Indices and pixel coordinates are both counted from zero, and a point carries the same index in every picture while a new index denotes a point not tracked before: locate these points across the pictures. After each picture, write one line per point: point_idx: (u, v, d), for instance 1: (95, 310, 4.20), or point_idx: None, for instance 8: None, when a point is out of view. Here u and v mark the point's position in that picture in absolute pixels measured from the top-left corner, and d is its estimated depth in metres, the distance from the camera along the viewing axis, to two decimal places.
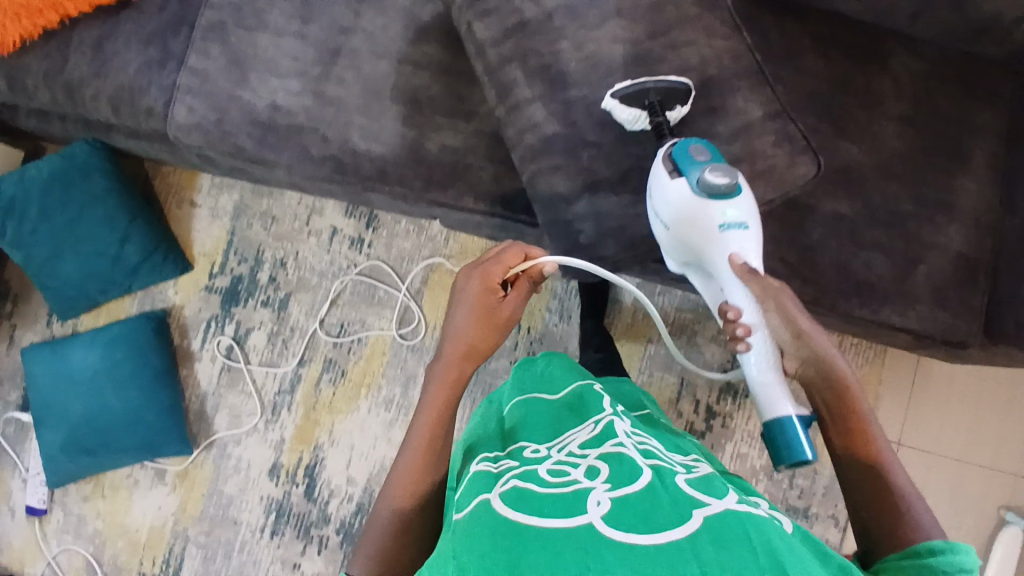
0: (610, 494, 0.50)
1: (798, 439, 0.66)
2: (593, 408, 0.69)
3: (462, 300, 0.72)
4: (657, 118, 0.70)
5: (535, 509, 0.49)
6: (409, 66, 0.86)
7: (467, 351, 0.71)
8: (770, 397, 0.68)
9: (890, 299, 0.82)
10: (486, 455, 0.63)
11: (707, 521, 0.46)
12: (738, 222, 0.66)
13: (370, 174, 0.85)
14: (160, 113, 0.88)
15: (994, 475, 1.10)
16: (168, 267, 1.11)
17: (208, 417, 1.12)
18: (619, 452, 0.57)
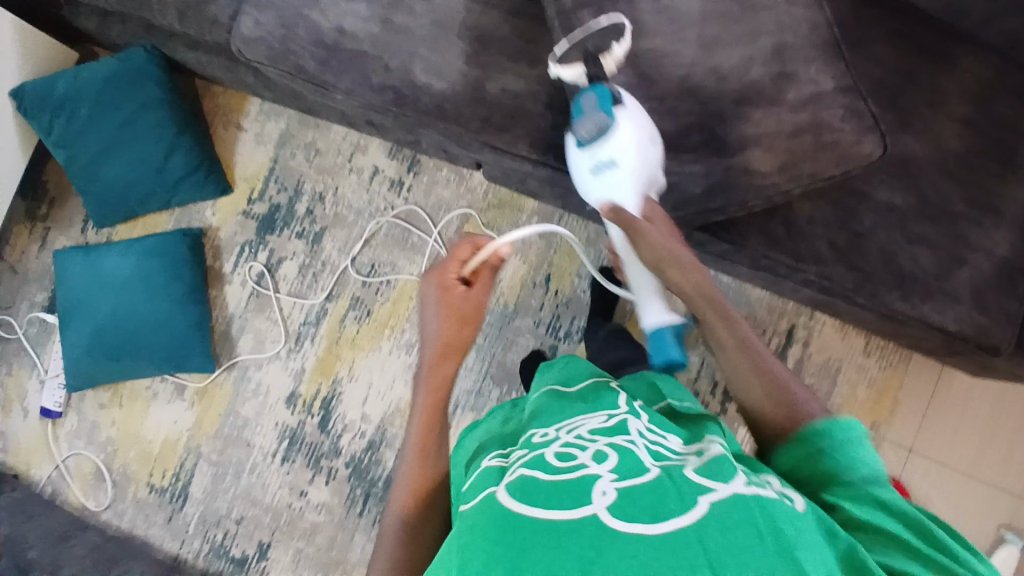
0: (617, 484, 0.45)
1: (667, 341, 0.67)
2: (607, 402, 0.62)
3: (426, 305, 0.69)
4: (595, 69, 0.69)
5: (538, 497, 0.45)
6: (479, 5, 0.85)
7: (442, 351, 0.68)
8: (645, 305, 0.70)
9: (932, 295, 0.81)
10: (498, 451, 0.59)
11: (714, 509, 0.42)
12: (611, 166, 0.65)
13: (428, 109, 0.85)
14: (226, 24, 0.89)
15: (997, 494, 1.06)
16: (209, 186, 1.11)
17: (232, 338, 1.13)
18: (631, 449, 0.51)
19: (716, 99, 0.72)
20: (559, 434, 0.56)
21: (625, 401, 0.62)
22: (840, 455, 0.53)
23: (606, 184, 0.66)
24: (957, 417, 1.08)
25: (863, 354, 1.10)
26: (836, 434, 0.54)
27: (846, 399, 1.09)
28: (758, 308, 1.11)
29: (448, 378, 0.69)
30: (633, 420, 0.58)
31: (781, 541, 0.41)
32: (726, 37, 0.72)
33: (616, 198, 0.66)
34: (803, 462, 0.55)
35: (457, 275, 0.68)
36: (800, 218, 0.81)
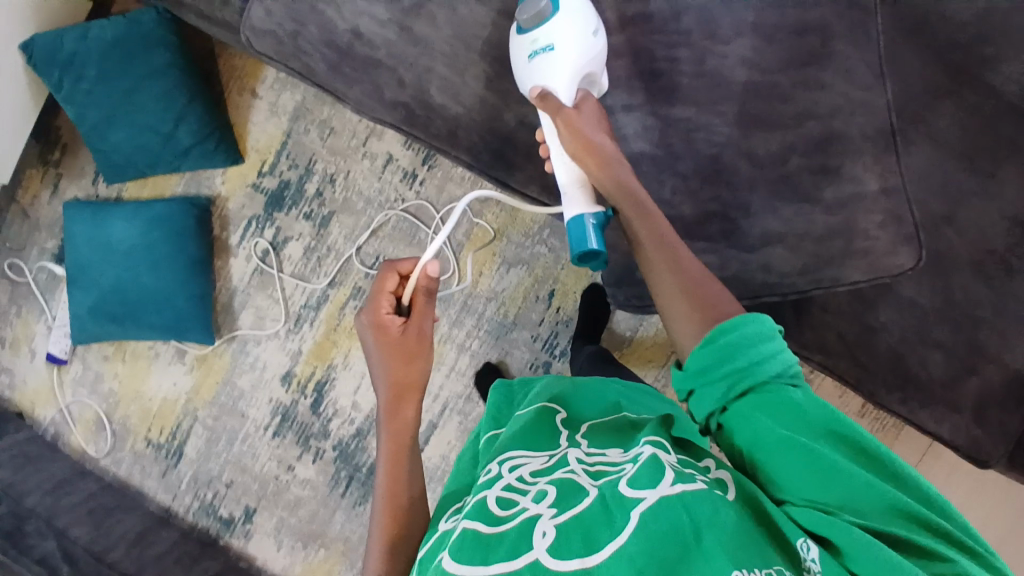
0: (557, 520, 0.46)
1: (585, 229, 0.59)
2: (551, 435, 0.61)
3: (368, 354, 0.65)
4: None
5: (480, 554, 0.43)
6: (508, 20, 0.77)
7: (394, 391, 0.63)
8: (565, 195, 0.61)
9: (932, 402, 0.77)
10: (453, 505, 0.57)
11: (643, 521, 0.44)
12: (546, 49, 0.61)
13: (439, 133, 0.80)
14: (237, 5, 0.83)
15: None
16: (218, 157, 1.08)
17: (234, 312, 1.14)
18: (570, 479, 0.51)
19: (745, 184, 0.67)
20: (501, 470, 0.56)
21: (567, 433, 0.62)
22: (750, 353, 0.50)
23: (540, 67, 0.62)
24: (937, 490, 1.06)
25: (857, 414, 1.08)
26: (747, 331, 0.51)
27: None
28: None
29: (410, 418, 0.64)
30: (575, 449, 0.58)
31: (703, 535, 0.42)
32: (767, 116, 0.66)
33: (543, 83, 0.62)
34: (709, 362, 0.52)
35: (388, 310, 0.65)
36: (813, 304, 0.79)
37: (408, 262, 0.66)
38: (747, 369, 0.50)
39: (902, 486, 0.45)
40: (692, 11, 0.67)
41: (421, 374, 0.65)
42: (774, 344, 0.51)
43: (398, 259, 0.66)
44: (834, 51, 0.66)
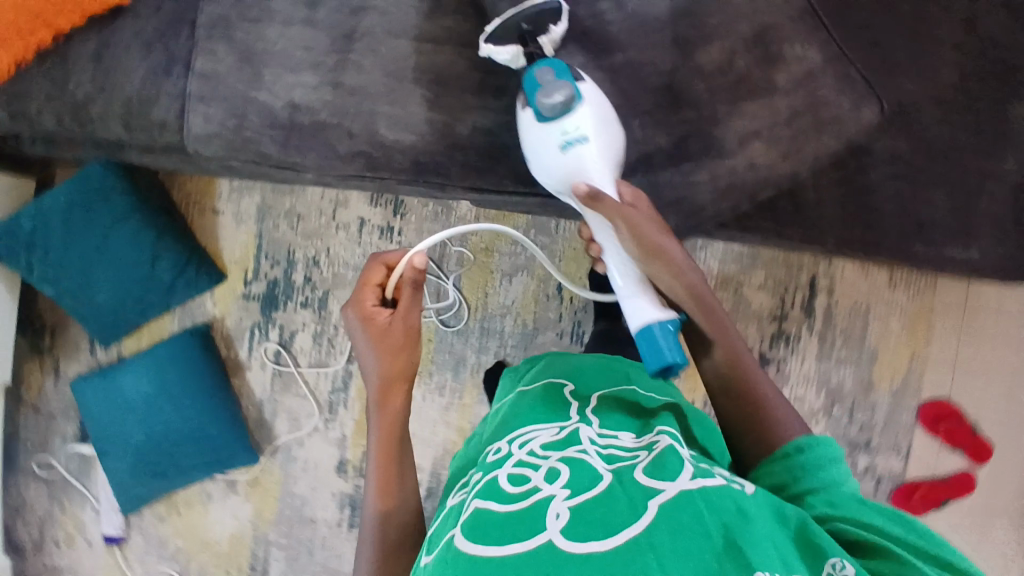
0: (568, 502, 0.51)
1: (661, 345, 0.62)
2: (560, 409, 0.66)
3: (358, 345, 0.68)
4: (530, 48, 0.65)
5: (495, 535, 0.50)
6: (429, 44, 0.80)
7: (383, 384, 0.68)
8: (632, 308, 0.64)
9: (954, 234, 0.80)
10: (459, 485, 0.64)
11: (660, 512, 0.49)
12: (583, 141, 0.63)
13: (404, 167, 0.81)
14: (174, 124, 0.85)
15: None
16: (202, 281, 1.10)
17: (268, 423, 1.12)
18: (581, 458, 0.56)
19: (707, 99, 0.68)
20: (511, 450, 0.61)
21: (576, 408, 0.67)
22: (821, 475, 0.59)
23: (578, 159, 0.63)
24: (992, 328, 1.12)
25: (890, 288, 1.12)
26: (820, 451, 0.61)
27: (881, 337, 1.13)
28: (776, 267, 1.12)
29: (399, 410, 0.69)
30: (584, 424, 0.63)
31: (722, 530, 0.47)
32: (701, 34, 0.68)
33: (586, 176, 0.63)
34: (785, 478, 0.61)
35: (374, 303, 0.67)
36: (805, 191, 0.79)
37: (393, 256, 0.68)
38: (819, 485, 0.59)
39: (931, 560, 0.51)
40: None
41: (410, 362, 0.68)
42: (836, 469, 0.60)
43: (384, 251, 0.68)
44: None
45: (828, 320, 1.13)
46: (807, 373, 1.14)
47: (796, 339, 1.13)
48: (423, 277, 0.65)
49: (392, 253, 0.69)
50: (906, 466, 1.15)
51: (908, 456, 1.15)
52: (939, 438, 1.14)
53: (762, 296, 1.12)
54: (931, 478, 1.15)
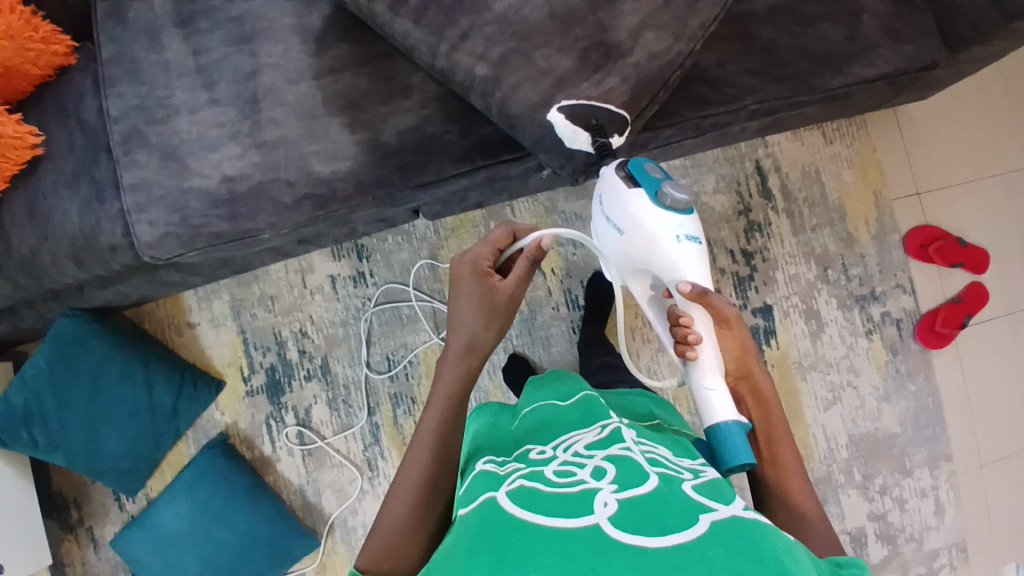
0: (618, 494, 0.49)
1: (741, 446, 0.62)
2: (599, 412, 0.68)
3: (460, 293, 0.70)
4: (599, 140, 0.74)
5: (545, 508, 0.48)
6: (327, 77, 0.84)
7: (468, 346, 0.69)
8: (715, 402, 0.65)
9: (856, 57, 0.85)
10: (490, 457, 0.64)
11: (714, 527, 0.45)
12: (694, 242, 0.67)
13: (349, 192, 0.84)
14: (124, 243, 0.87)
15: (1008, 175, 1.18)
16: (203, 393, 1.09)
17: (316, 506, 1.09)
18: (626, 455, 0.55)
19: (591, 12, 0.72)
20: (556, 452, 0.60)
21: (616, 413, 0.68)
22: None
23: (687, 256, 0.67)
24: (935, 142, 1.18)
25: (828, 144, 1.18)
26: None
27: (840, 190, 1.17)
28: (720, 166, 1.17)
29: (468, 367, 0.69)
30: (625, 427, 0.62)
31: (780, 565, 0.42)
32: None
33: (694, 274, 0.66)
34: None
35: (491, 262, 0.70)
36: (709, 66, 0.85)
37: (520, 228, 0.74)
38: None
39: None
40: None
41: (490, 339, 0.70)
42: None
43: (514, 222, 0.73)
44: None
45: (788, 194, 1.17)
46: (791, 251, 1.16)
47: (768, 224, 1.17)
48: (540, 256, 0.71)
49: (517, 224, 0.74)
50: (917, 299, 1.17)
51: (916, 290, 1.17)
52: (935, 262, 1.16)
53: (721, 198, 1.17)
54: (945, 301, 1.17)
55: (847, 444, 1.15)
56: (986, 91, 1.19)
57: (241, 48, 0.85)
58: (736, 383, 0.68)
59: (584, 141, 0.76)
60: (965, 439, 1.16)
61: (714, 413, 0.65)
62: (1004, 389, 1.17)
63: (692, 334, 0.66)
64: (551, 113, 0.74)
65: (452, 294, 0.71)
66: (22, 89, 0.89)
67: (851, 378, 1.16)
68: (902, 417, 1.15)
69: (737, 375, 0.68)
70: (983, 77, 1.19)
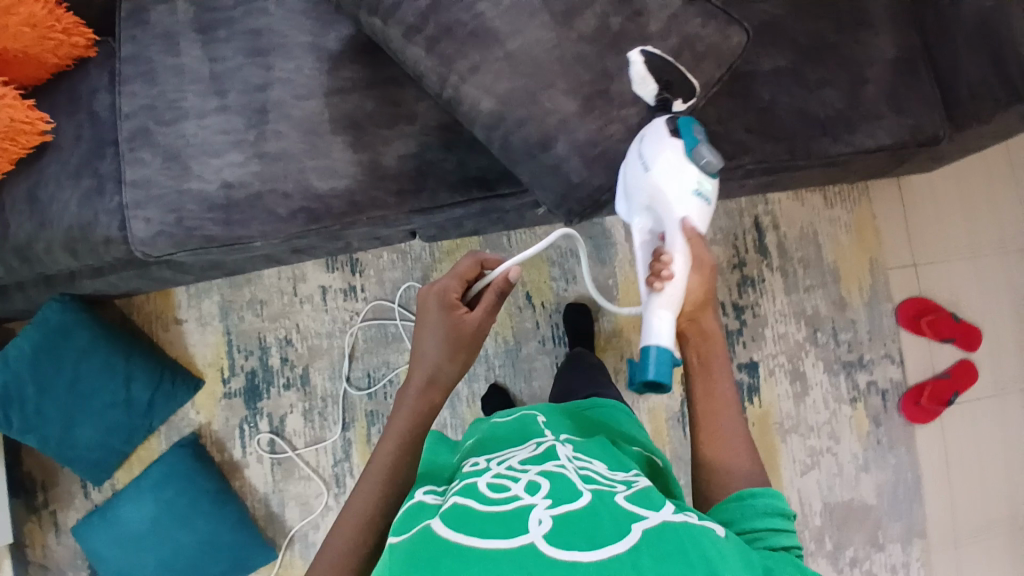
0: (552, 510, 0.49)
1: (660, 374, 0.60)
2: (537, 435, 0.69)
3: (428, 324, 0.77)
4: (664, 96, 0.73)
5: (478, 527, 0.47)
6: (336, 96, 0.86)
7: (431, 375, 0.75)
8: (655, 325, 0.61)
9: (857, 124, 0.86)
10: (428, 483, 0.63)
11: (646, 536, 0.46)
12: (703, 202, 0.64)
13: (344, 210, 0.85)
14: (119, 237, 0.88)
15: (1007, 252, 1.18)
16: (181, 391, 1.09)
17: (278, 516, 1.08)
18: (560, 469, 0.55)
19: (599, 59, 0.73)
20: (490, 464, 0.60)
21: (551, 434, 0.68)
22: (762, 522, 0.55)
23: (689, 208, 0.64)
24: (936, 214, 1.18)
25: (828, 207, 1.18)
26: (762, 502, 0.57)
27: (835, 253, 1.17)
28: (718, 218, 1.18)
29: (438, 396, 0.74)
30: (559, 445, 0.63)
31: (708, 564, 0.44)
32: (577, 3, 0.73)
33: (688, 224, 0.63)
34: (735, 515, 0.57)
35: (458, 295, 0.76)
36: (711, 121, 0.85)
37: (489, 257, 0.79)
38: (759, 530, 0.55)
39: None
40: None
41: (451, 372, 0.76)
42: (778, 521, 0.55)
43: (483, 252, 0.78)
44: None
45: (783, 253, 1.17)
46: (782, 310, 1.16)
47: (761, 279, 1.17)
48: (507, 288, 0.76)
49: (488, 253, 0.79)
50: (904, 371, 1.16)
51: (904, 362, 1.16)
52: (927, 335, 1.15)
53: (717, 249, 1.17)
54: (933, 376, 1.16)
55: (821, 511, 1.14)
56: (990, 169, 1.19)
57: (255, 60, 0.87)
58: (687, 325, 0.67)
59: (650, 93, 0.73)
60: (941, 518, 1.14)
61: (654, 337, 0.61)
62: (987, 472, 1.16)
63: (666, 269, 0.61)
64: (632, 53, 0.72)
65: (422, 324, 0.78)
66: (38, 76, 0.91)
67: (831, 445, 1.15)
68: (879, 489, 1.14)
69: (691, 315, 0.66)
70: (989, 156, 1.19)
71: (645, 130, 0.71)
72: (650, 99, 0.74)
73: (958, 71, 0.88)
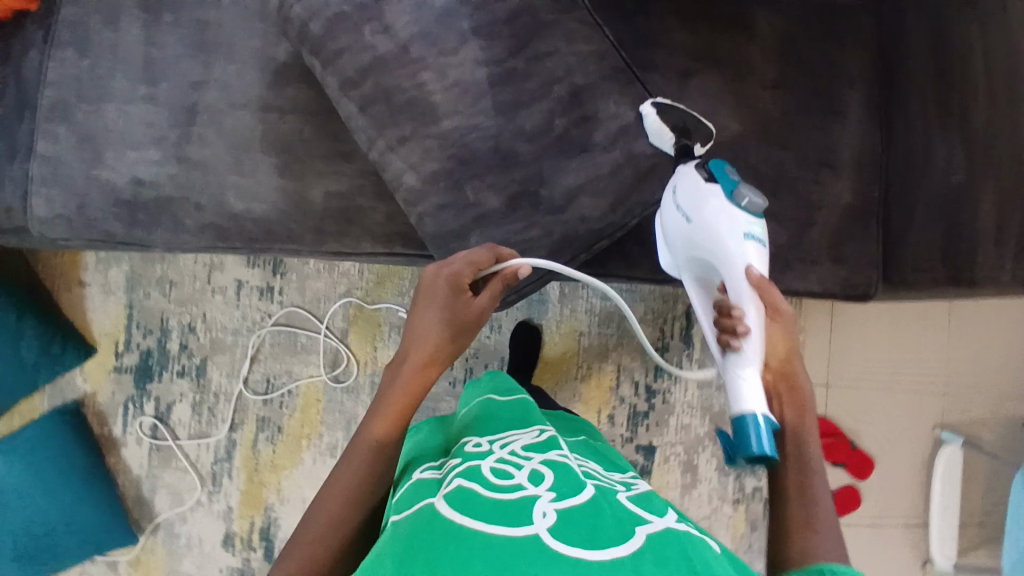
0: (556, 504, 0.50)
1: (758, 437, 0.57)
2: (537, 418, 0.70)
3: (430, 302, 0.68)
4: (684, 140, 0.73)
5: (485, 511, 0.48)
6: (274, 113, 0.81)
7: (431, 355, 0.67)
8: (739, 389, 0.60)
9: (790, 266, 0.84)
10: (427, 463, 0.63)
11: (648, 540, 0.47)
12: (761, 244, 0.63)
13: (256, 235, 0.82)
14: (19, 209, 0.83)
15: (919, 394, 1.17)
16: (69, 358, 1.05)
17: (147, 501, 1.08)
18: (563, 462, 0.57)
19: (535, 160, 0.73)
20: (493, 448, 0.60)
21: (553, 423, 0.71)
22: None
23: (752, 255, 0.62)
24: (858, 343, 1.17)
25: None
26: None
27: None
28: (654, 300, 1.17)
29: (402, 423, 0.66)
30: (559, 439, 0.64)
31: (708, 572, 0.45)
32: (522, 98, 0.73)
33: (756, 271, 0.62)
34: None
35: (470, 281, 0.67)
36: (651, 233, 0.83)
37: (504, 250, 0.69)
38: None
39: None
40: (414, 38, 0.72)
41: (453, 353, 0.69)
42: None
43: (500, 245, 0.69)
44: (549, 18, 0.73)
45: (706, 348, 1.17)
46: (691, 403, 1.16)
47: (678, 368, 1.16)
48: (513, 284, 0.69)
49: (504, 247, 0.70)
50: None
51: None
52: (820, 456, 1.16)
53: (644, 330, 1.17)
54: None
55: None
56: (925, 311, 1.17)
57: (196, 55, 0.82)
58: (773, 380, 0.62)
59: (667, 142, 0.73)
60: None
61: (753, 407, 0.59)
62: None
63: (741, 326, 0.60)
64: (643, 104, 0.74)
65: (420, 296, 0.69)
66: None
67: None
68: None
69: (779, 369, 0.63)
70: (929, 308, 1.17)
71: (678, 177, 0.70)
72: (671, 148, 0.73)
73: (903, 238, 0.82)
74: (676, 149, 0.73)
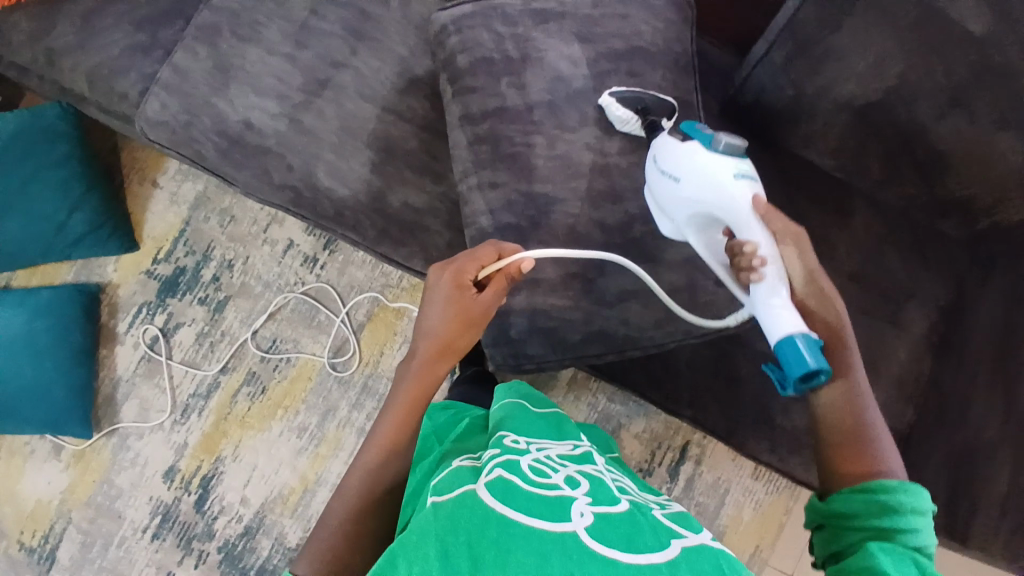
0: (591, 507, 0.52)
1: (804, 353, 0.57)
2: (570, 432, 0.75)
3: (433, 299, 0.68)
4: (649, 120, 0.74)
5: (525, 499, 0.51)
6: (391, 116, 0.86)
7: (440, 348, 0.68)
8: (775, 313, 0.59)
9: (799, 449, 0.84)
10: (463, 454, 0.65)
11: (684, 551, 0.50)
12: (752, 179, 0.63)
13: (326, 213, 0.84)
14: (133, 100, 0.88)
15: None
16: (112, 245, 1.09)
17: (116, 404, 1.10)
18: (595, 477, 0.61)
19: (602, 253, 0.74)
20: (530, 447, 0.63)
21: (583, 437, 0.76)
22: (901, 520, 0.52)
23: (746, 190, 0.62)
24: None
25: (753, 477, 1.15)
26: (905, 500, 0.53)
27: (731, 520, 1.14)
28: (657, 421, 1.16)
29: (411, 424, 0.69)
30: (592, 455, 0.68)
31: None
32: (612, 192, 0.75)
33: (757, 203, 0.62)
34: (859, 509, 0.55)
35: (473, 277, 0.67)
36: (679, 362, 0.85)
37: (508, 247, 0.69)
38: (884, 530, 0.53)
39: None
40: (540, 104, 0.76)
41: (463, 343, 0.69)
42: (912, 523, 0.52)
43: (503, 242, 0.69)
44: None
45: (687, 489, 1.15)
46: None
47: None
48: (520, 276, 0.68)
49: (509, 244, 0.70)
50: None
51: None
52: None
53: (636, 445, 1.16)
54: None
55: None
56: None
57: (347, 39, 0.87)
58: (801, 299, 0.63)
59: (635, 127, 0.75)
60: None
61: (792, 328, 0.58)
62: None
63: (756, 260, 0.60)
64: (601, 97, 0.75)
65: (426, 297, 0.69)
66: None
67: None
68: None
69: (803, 299, 0.63)
70: None
71: (655, 144, 0.72)
72: (636, 130, 0.75)
73: (921, 471, 0.82)
74: (644, 128, 0.74)
